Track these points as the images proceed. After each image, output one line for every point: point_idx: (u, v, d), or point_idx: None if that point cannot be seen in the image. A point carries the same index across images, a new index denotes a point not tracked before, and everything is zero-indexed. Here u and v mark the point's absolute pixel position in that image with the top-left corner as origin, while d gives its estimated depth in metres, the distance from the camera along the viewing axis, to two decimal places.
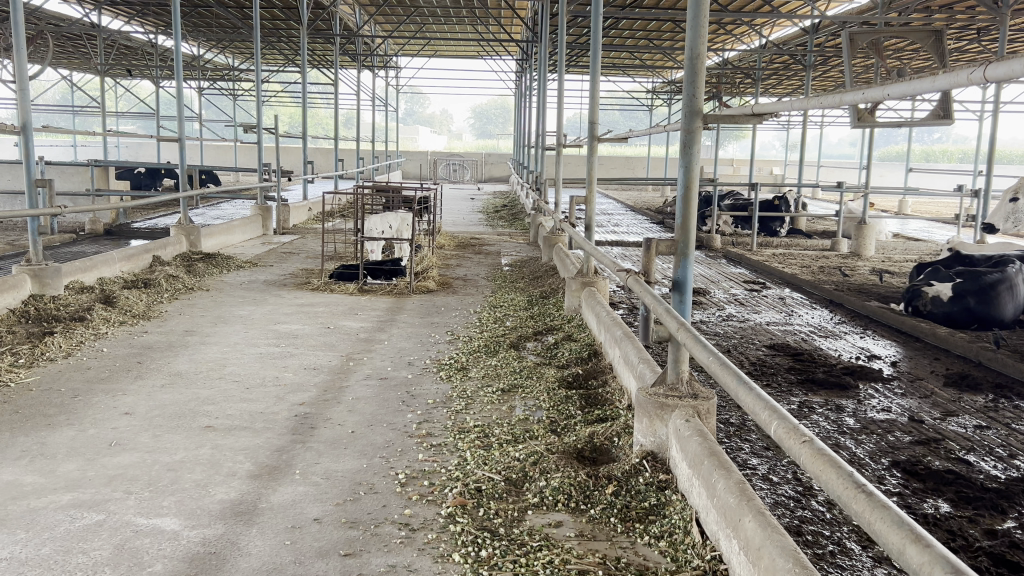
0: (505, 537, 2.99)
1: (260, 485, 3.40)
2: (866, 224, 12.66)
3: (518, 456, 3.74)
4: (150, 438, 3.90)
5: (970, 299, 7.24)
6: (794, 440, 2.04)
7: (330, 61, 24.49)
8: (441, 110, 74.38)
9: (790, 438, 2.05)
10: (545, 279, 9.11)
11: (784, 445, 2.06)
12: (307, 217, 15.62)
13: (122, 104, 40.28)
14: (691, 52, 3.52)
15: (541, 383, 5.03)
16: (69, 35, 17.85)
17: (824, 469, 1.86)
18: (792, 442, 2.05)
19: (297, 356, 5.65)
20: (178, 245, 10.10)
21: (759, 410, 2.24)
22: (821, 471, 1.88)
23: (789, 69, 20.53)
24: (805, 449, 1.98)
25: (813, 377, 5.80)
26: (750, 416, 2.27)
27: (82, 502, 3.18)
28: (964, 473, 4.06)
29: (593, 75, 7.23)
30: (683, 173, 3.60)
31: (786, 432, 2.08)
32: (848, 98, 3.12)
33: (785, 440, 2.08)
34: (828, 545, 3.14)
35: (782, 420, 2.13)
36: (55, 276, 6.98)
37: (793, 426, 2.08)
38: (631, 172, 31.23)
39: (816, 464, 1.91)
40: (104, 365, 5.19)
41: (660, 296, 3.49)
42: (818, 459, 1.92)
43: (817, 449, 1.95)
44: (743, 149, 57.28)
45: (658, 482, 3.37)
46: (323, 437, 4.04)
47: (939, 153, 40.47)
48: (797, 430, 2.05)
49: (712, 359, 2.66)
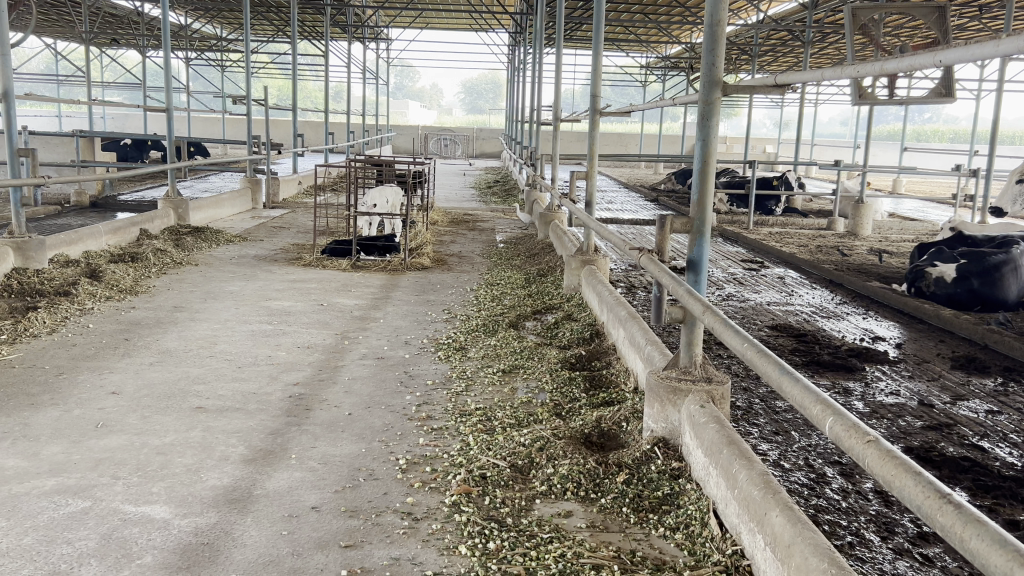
0: (513, 529, 2.85)
1: (254, 471, 3.24)
2: (864, 203, 12.55)
3: (523, 442, 3.58)
4: (138, 420, 3.73)
5: (974, 280, 7.10)
6: (857, 440, 1.86)
7: (320, 32, 23.95)
8: (431, 84, 73.58)
9: (851, 436, 1.89)
10: (541, 257, 8.91)
11: (844, 444, 1.90)
12: (298, 190, 15.37)
13: (107, 74, 39.61)
14: (710, 20, 3.34)
15: (543, 364, 4.89)
16: (53, 2, 17.29)
17: (899, 475, 1.68)
18: (853, 441, 1.89)
19: (289, 334, 5.47)
20: (165, 217, 9.87)
21: (810, 405, 2.09)
22: (894, 477, 1.70)
23: (784, 46, 20.29)
24: (871, 450, 1.81)
25: (819, 359, 5.67)
26: (800, 410, 2.12)
27: (67, 488, 3.00)
28: (979, 460, 3.94)
29: (596, 47, 6.88)
30: (701, 148, 3.45)
31: (846, 430, 1.92)
32: (888, 65, 2.64)
33: (844, 438, 1.92)
34: (846, 536, 3.01)
35: (839, 417, 1.97)
36: (39, 250, 6.75)
37: (853, 423, 1.92)
38: (625, 148, 30.96)
39: (886, 469, 1.73)
40: (90, 342, 4.98)
41: (678, 277, 3.33)
42: (888, 462, 1.74)
43: (885, 451, 1.79)
44: (734, 127, 57.61)
45: (671, 470, 3.24)
46: (319, 419, 3.88)
47: (930, 132, 40.69)
48: (859, 428, 1.89)
49: (748, 347, 2.52)
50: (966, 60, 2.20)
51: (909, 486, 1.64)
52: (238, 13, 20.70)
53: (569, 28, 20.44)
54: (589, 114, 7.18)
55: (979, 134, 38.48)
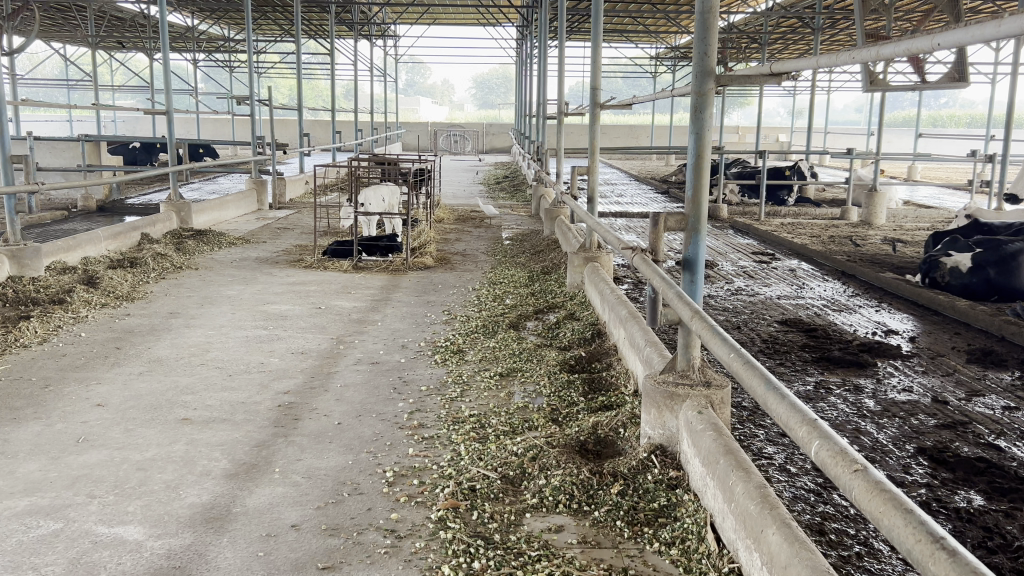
0: (500, 546, 2.71)
1: (235, 487, 3.13)
2: (877, 191, 12.32)
3: (516, 451, 3.44)
4: (121, 434, 3.63)
5: (991, 270, 6.89)
6: (845, 468, 1.74)
7: (326, 31, 23.61)
8: (442, 80, 73.54)
9: (838, 463, 1.77)
10: (546, 254, 8.77)
11: (830, 471, 1.78)
12: (304, 190, 15.29)
13: (117, 77, 39.69)
14: (703, 7, 3.20)
15: (541, 366, 4.75)
16: (58, 6, 17.30)
17: (886, 512, 1.56)
18: (840, 468, 1.77)
19: (284, 340, 5.36)
20: (167, 221, 9.80)
21: (796, 426, 1.97)
22: (882, 514, 1.58)
23: (794, 33, 19.97)
24: (858, 481, 1.69)
25: (829, 356, 5.48)
26: (786, 432, 2.00)
27: (38, 508, 2.91)
28: (995, 461, 3.77)
29: (594, 39, 6.67)
30: (694, 141, 3.31)
31: (831, 456, 1.80)
32: (889, 51, 2.53)
33: (830, 465, 1.80)
34: (854, 546, 2.86)
35: (826, 441, 1.85)
36: (34, 257, 6.67)
37: (841, 449, 1.80)
38: (636, 140, 30.70)
39: (873, 505, 1.60)
40: (80, 352, 4.90)
41: (670, 278, 3.19)
42: (876, 495, 1.62)
43: (873, 480, 1.67)
44: (745, 116, 57.16)
45: (669, 480, 3.09)
46: (307, 430, 3.76)
47: (947, 117, 40.10)
48: (846, 454, 1.77)
49: (734, 357, 2.39)
50: (970, 41, 2.08)
51: (897, 524, 1.52)
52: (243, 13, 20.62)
53: (576, 21, 20.25)
54: (590, 107, 7.00)
55: (996, 119, 37.93)
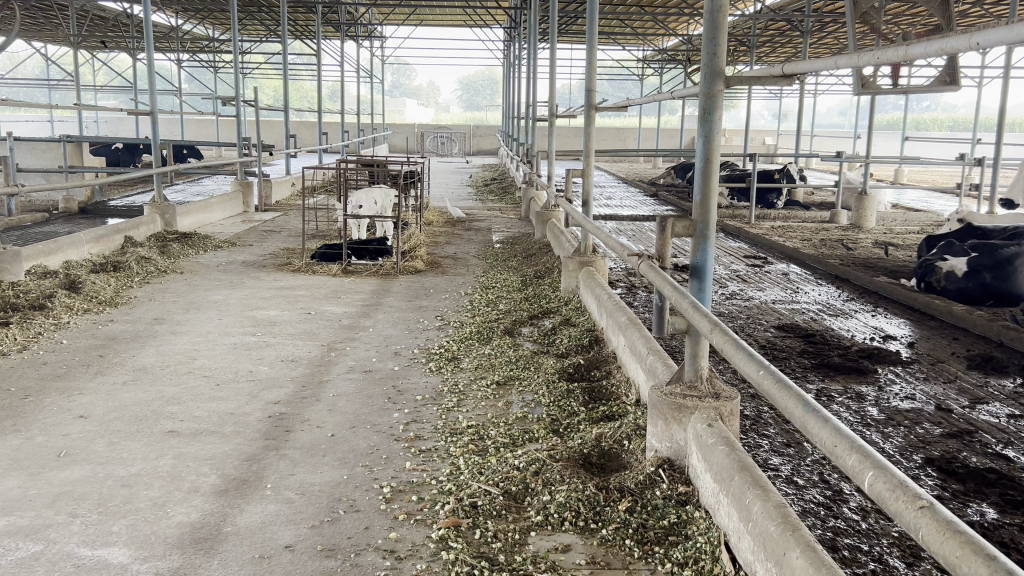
0: (506, 568, 2.59)
1: (226, 504, 2.99)
2: (867, 194, 12.30)
3: (518, 465, 3.32)
4: (105, 447, 3.47)
5: (986, 274, 6.85)
6: (906, 503, 1.62)
7: (312, 32, 23.48)
8: (429, 82, 73.50)
9: (898, 498, 1.65)
10: (539, 257, 8.65)
11: (888, 506, 1.66)
12: (291, 193, 15.08)
13: (100, 77, 39.29)
14: (712, 6, 3.09)
15: (538, 375, 4.62)
16: (41, 5, 16.99)
17: (965, 555, 1.44)
18: (900, 503, 1.65)
19: (273, 347, 5.21)
20: (151, 223, 9.60)
21: (844, 453, 1.85)
22: (959, 558, 1.45)
23: (782, 36, 19.95)
24: (925, 518, 1.57)
25: (829, 362, 5.40)
26: (832, 458, 1.89)
27: (17, 529, 2.75)
28: (1005, 472, 3.69)
29: (589, 41, 6.54)
30: (703, 145, 3.20)
31: (889, 488, 1.68)
32: (901, 52, 2.28)
33: (888, 499, 1.68)
34: (869, 563, 2.76)
35: (881, 472, 1.73)
36: (14, 261, 6.48)
37: (899, 481, 1.68)
38: (623, 143, 30.67)
39: (949, 548, 1.48)
40: (62, 360, 4.73)
41: (681, 287, 3.08)
42: (949, 537, 1.50)
43: (942, 519, 1.55)
44: (731, 118, 57.41)
45: (678, 495, 2.97)
46: (299, 442, 3.62)
47: (930, 120, 40.37)
48: (907, 487, 1.65)
49: (764, 374, 2.28)
50: (1005, 41, 1.80)
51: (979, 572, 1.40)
52: (228, 13, 20.39)
53: (564, 23, 20.18)
54: (584, 109, 6.89)
55: (981, 122, 38.19)
